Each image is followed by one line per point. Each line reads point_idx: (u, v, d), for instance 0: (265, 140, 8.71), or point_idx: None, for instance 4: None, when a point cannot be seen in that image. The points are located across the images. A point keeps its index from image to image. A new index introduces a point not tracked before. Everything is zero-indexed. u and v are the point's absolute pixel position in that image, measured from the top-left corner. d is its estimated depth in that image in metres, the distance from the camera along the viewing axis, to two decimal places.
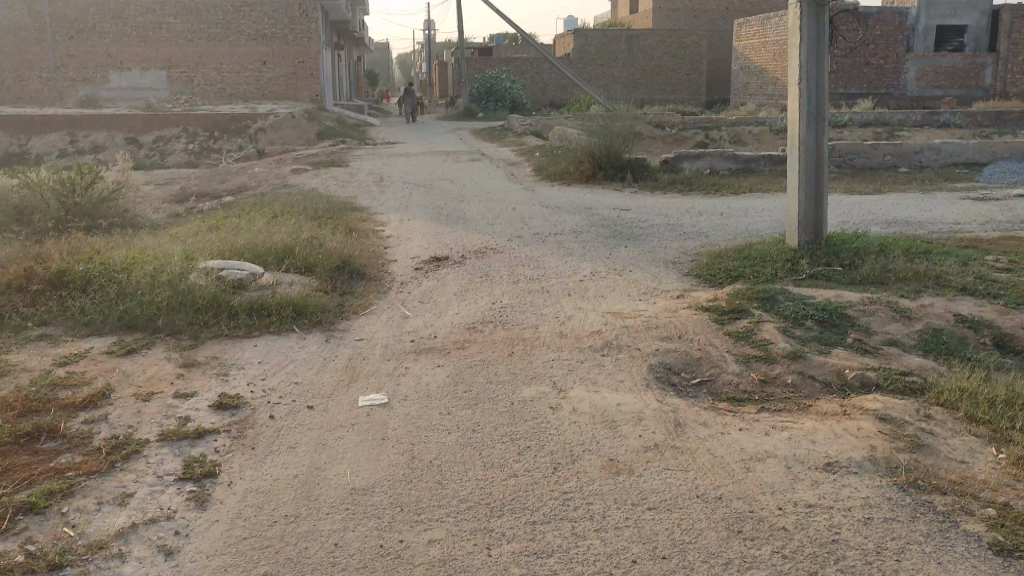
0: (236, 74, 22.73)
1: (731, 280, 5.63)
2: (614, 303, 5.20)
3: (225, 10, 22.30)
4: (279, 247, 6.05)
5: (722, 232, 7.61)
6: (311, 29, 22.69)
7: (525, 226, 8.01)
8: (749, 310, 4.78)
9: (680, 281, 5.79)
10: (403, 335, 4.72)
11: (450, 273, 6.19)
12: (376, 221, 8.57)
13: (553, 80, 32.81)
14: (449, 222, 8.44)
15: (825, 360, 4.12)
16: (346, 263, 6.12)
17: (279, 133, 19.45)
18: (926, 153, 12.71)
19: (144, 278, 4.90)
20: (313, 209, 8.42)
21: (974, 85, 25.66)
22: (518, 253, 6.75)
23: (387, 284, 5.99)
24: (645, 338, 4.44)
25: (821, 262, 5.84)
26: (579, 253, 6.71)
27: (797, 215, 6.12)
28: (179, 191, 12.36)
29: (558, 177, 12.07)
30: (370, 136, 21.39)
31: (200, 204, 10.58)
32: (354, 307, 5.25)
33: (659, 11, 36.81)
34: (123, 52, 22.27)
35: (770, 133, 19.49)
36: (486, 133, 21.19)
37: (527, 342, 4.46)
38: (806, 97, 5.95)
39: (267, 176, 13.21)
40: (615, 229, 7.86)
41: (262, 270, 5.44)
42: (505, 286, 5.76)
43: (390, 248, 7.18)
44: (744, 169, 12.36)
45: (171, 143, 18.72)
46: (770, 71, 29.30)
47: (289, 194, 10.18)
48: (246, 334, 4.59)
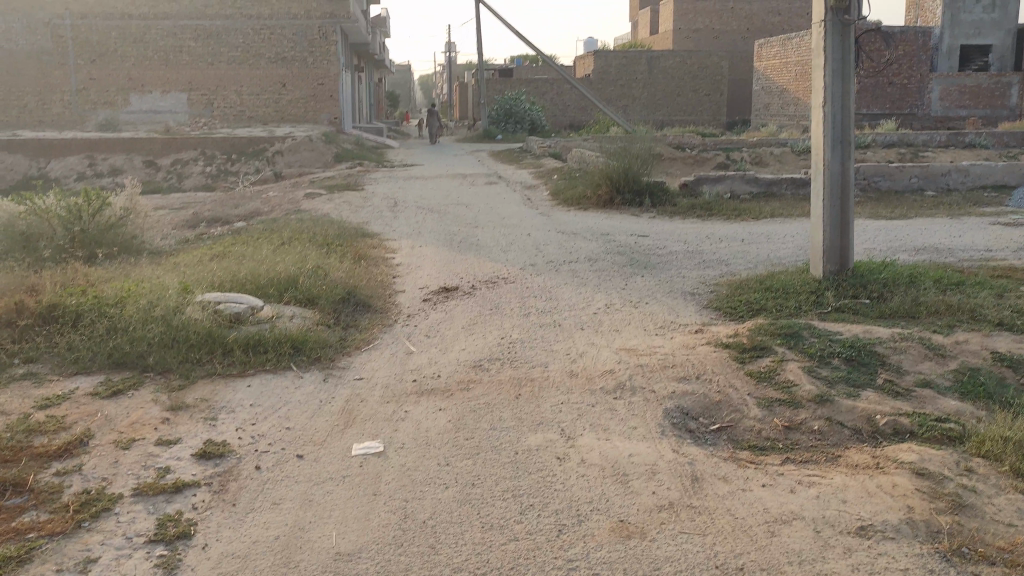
0: (255, 96, 22.72)
1: (752, 313, 5.36)
2: (629, 339, 4.94)
3: (246, 33, 22.34)
4: (283, 278, 5.86)
5: (742, 260, 7.34)
6: (330, 52, 22.67)
7: (539, 254, 7.78)
8: (770, 346, 4.51)
9: (698, 313, 5.53)
10: (406, 373, 4.48)
11: (459, 305, 5.96)
12: (387, 247, 8.38)
13: (572, 102, 32.69)
14: (462, 249, 8.23)
15: (854, 405, 3.85)
16: (351, 294, 5.91)
17: (296, 155, 19.34)
18: (954, 175, 12.37)
19: (137, 312, 4.71)
20: (322, 236, 8.24)
21: (1000, 105, 24.65)
22: (530, 283, 6.52)
23: (393, 316, 5.77)
24: (661, 378, 4.18)
25: (847, 294, 5.56)
26: (593, 283, 6.47)
27: (821, 244, 5.84)
28: (191, 215, 12.25)
29: (575, 201, 11.83)
30: (387, 158, 21.28)
31: (211, 230, 10.44)
32: (356, 343, 5.03)
33: (679, 32, 36.67)
34: (144, 76, 22.34)
35: (793, 154, 19.20)
36: (505, 155, 21.04)
37: (535, 382, 4.21)
38: (831, 120, 5.70)
39: (281, 201, 13.07)
40: (632, 256, 7.61)
41: (261, 303, 5.24)
42: (516, 319, 5.53)
43: (399, 277, 6.96)
44: (766, 193, 12.04)
45: (189, 166, 18.68)
46: (791, 91, 29.02)
47: (301, 219, 10.02)
48: (240, 372, 4.37)
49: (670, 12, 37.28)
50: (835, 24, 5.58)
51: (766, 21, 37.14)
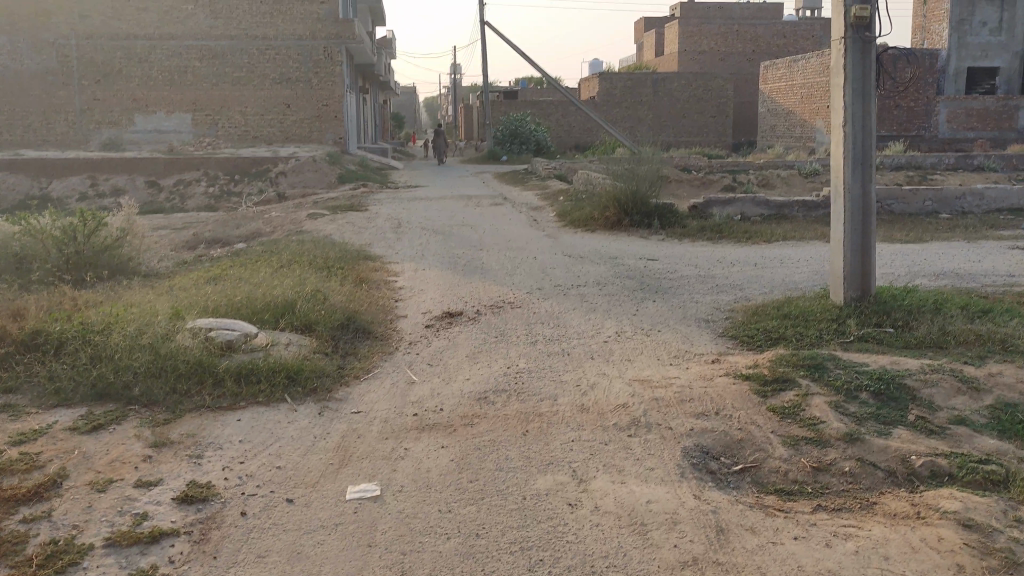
0: (260, 117, 22.59)
1: (770, 343, 5.11)
2: (642, 370, 4.69)
3: (251, 53, 22.25)
4: (281, 303, 5.61)
5: (757, 285, 7.09)
6: (335, 73, 22.57)
7: (545, 277, 7.54)
8: (793, 379, 4.25)
9: (714, 342, 5.28)
10: (407, 406, 4.22)
11: (462, 332, 5.71)
12: (389, 270, 8.14)
13: (577, 123, 32.59)
14: (467, 272, 8.00)
15: (887, 444, 3.58)
16: (350, 320, 5.67)
17: (300, 176, 19.13)
18: (969, 199, 12.11)
19: (123, 339, 4.47)
20: (323, 258, 8.01)
21: (1008, 128, 24.94)
22: (537, 309, 6.27)
23: (394, 344, 5.52)
24: (678, 414, 3.91)
25: (870, 321, 5.30)
26: (602, 309, 6.21)
27: (841, 271, 5.58)
28: (191, 236, 12.03)
29: (581, 224, 11.61)
30: (392, 179, 21.11)
31: (210, 252, 10.20)
32: (354, 373, 4.77)
33: (684, 54, 36.59)
34: (149, 96, 22.23)
35: (799, 176, 19.00)
36: (510, 176, 20.85)
37: (544, 417, 3.95)
38: (851, 141, 5.45)
39: (283, 221, 12.83)
40: (642, 280, 7.36)
41: (256, 330, 5.00)
42: (523, 347, 5.28)
43: (400, 301, 6.72)
44: (777, 215, 11.81)
45: (192, 186, 18.49)
46: (797, 114, 28.86)
47: (302, 240, 9.80)
48: (231, 405, 4.12)
49: (675, 34, 37.23)
50: (857, 41, 5.34)
51: (772, 42, 37.07)
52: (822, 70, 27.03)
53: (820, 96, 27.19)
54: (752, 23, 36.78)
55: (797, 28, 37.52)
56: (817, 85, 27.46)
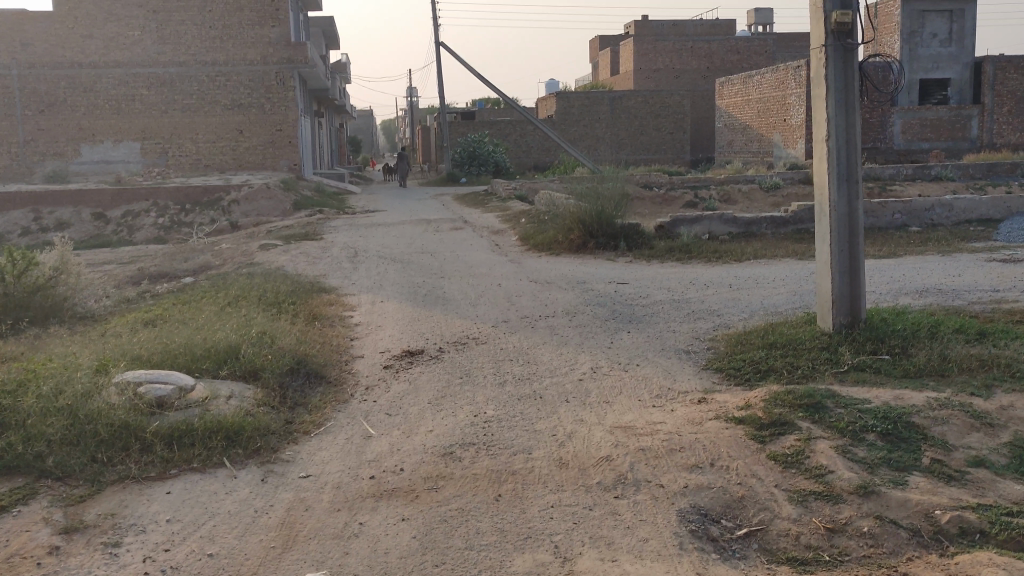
0: (211, 144, 21.96)
1: (760, 376, 4.71)
2: (622, 413, 4.25)
3: (201, 80, 21.63)
4: (223, 349, 5.10)
5: (735, 309, 6.71)
6: (288, 97, 22.00)
7: (512, 307, 7.10)
8: (791, 420, 3.84)
9: (698, 377, 4.87)
10: (363, 467, 3.73)
11: (424, 373, 5.25)
12: (344, 304, 7.66)
13: (536, 143, 32.33)
14: (427, 303, 7.52)
15: (907, 497, 3.17)
16: (300, 365, 5.18)
17: (253, 204, 18.52)
18: (938, 210, 11.89)
19: (37, 401, 3.93)
20: (273, 293, 7.51)
21: (961, 137, 25.22)
22: (504, 343, 5.82)
23: (349, 389, 5.04)
24: (669, 467, 3.48)
25: (864, 348, 4.93)
26: (574, 341, 5.79)
27: (829, 295, 5.19)
28: (136, 271, 11.42)
29: (545, 246, 11.21)
30: (348, 204, 20.59)
31: (155, 288, 9.61)
32: (304, 427, 4.29)
33: (640, 72, 36.56)
34: (96, 125, 21.53)
35: (760, 191, 18.81)
36: (470, 198, 20.43)
37: (517, 476, 3.50)
38: (836, 156, 5.10)
39: (234, 253, 12.28)
40: (614, 307, 6.95)
41: (192, 381, 4.49)
42: (490, 390, 4.81)
43: (356, 339, 6.24)
44: (745, 233, 11.50)
45: (141, 218, 17.80)
46: (753, 128, 28.82)
47: (252, 274, 9.27)
48: (160, 474, 3.61)
49: (630, 52, 37.17)
50: (837, 50, 5.01)
51: (726, 59, 37.14)
52: (777, 84, 27.00)
53: (777, 110, 27.14)
54: (705, 40, 36.84)
55: (750, 44, 37.65)
56: (772, 99, 27.41)
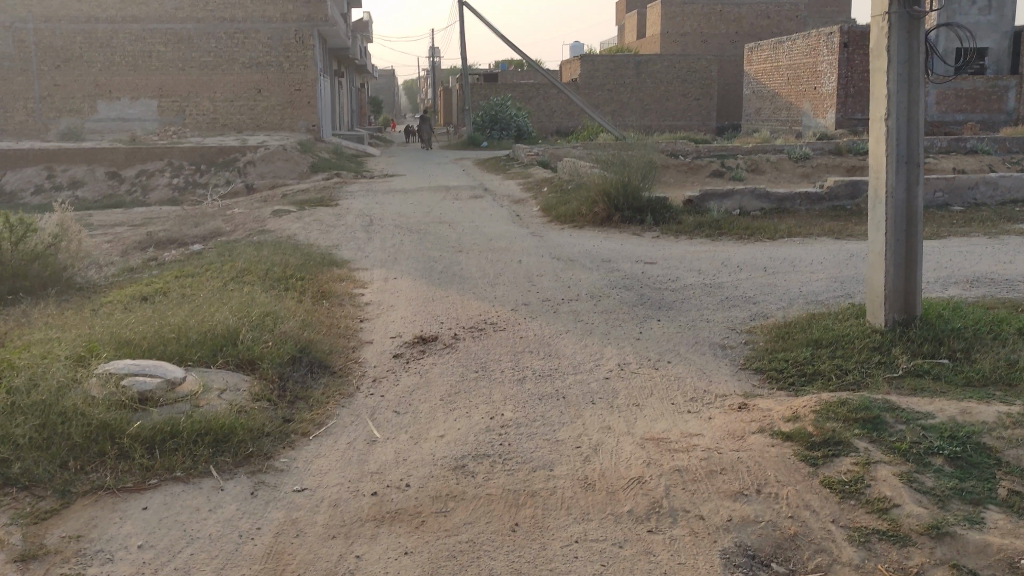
0: (229, 104, 21.53)
1: (806, 380, 4.27)
2: (654, 422, 3.84)
3: (219, 37, 21.13)
4: (220, 335, 4.72)
5: (773, 297, 6.24)
6: (307, 57, 21.47)
7: (533, 288, 6.68)
8: (846, 438, 3.40)
9: (736, 377, 4.44)
10: (366, 481, 3.35)
11: (436, 363, 4.85)
12: (356, 279, 7.27)
13: (559, 107, 31.69)
14: (443, 281, 7.09)
15: (986, 540, 2.74)
16: (303, 352, 4.79)
17: (269, 166, 18.10)
18: (983, 188, 11.32)
19: (6, 400, 3.57)
20: (281, 267, 7.14)
21: (997, 109, 24.25)
22: (525, 331, 5.41)
23: (355, 380, 4.66)
24: (708, 494, 3.08)
25: (920, 349, 4.48)
26: (600, 330, 5.36)
27: (881, 290, 4.74)
28: (146, 235, 11.07)
29: (568, 219, 10.77)
30: (367, 168, 20.19)
31: (163, 255, 9.25)
32: (303, 428, 3.90)
33: (667, 36, 35.70)
34: (113, 81, 21.11)
35: (789, 161, 18.22)
36: (491, 163, 19.95)
37: (537, 499, 3.11)
38: (896, 135, 4.60)
39: (247, 218, 11.90)
40: (642, 291, 6.51)
41: (182, 373, 4.11)
42: (509, 387, 4.41)
43: (366, 320, 5.85)
44: (777, 208, 10.96)
45: (155, 177, 17.45)
46: (782, 96, 28.08)
47: (261, 243, 8.87)
48: (138, 485, 3.23)
49: (658, 15, 36.27)
50: (904, 17, 4.49)
51: (755, 24, 36.10)
52: (808, 51, 26.16)
53: (806, 78, 26.33)
54: (734, 4, 35.82)
55: (780, 10, 36.64)
56: (802, 66, 26.60)
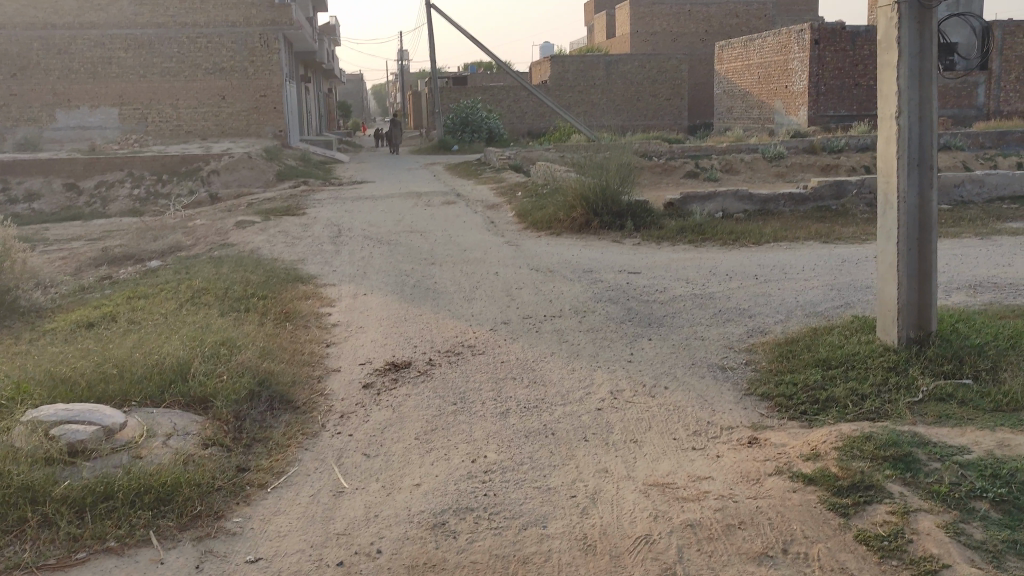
0: (192, 110, 20.92)
1: (818, 409, 3.86)
2: (656, 462, 3.43)
3: (180, 42, 20.53)
4: (169, 369, 4.25)
5: (769, 309, 5.85)
6: (272, 61, 20.92)
7: (512, 304, 6.25)
8: (877, 481, 3.00)
9: (741, 405, 4.04)
10: (331, 546, 2.90)
11: (410, 394, 4.41)
12: (323, 297, 6.80)
13: (530, 109, 31.30)
14: (415, 298, 6.65)
15: None
16: (263, 386, 4.33)
17: (234, 174, 17.53)
18: (969, 186, 11.06)
19: None
20: (242, 286, 6.66)
21: (968, 105, 24.26)
22: (507, 354, 4.98)
23: (321, 416, 4.21)
24: (728, 558, 2.68)
25: (941, 369, 4.10)
26: (588, 352, 4.94)
27: (895, 305, 4.35)
28: (103, 251, 10.51)
29: (544, 225, 10.35)
30: (335, 174, 19.68)
31: (119, 273, 8.73)
32: (261, 479, 3.45)
33: (636, 35, 35.41)
34: (71, 90, 20.42)
35: (764, 160, 17.93)
36: (462, 167, 19.51)
37: (530, 567, 2.69)
38: (907, 136, 4.22)
39: (209, 230, 11.37)
40: (628, 306, 6.10)
41: (122, 417, 3.64)
42: (491, 422, 3.98)
43: (333, 345, 5.39)
44: (761, 210, 10.61)
45: (115, 188, 16.83)
46: (754, 95, 27.85)
47: (223, 258, 8.39)
48: (62, 560, 2.77)
49: (626, 15, 35.98)
50: (914, 7, 4.11)
51: (724, 22, 35.89)
52: (779, 49, 25.97)
53: (778, 76, 26.10)
54: (703, 2, 35.56)
55: (749, 7, 36.47)
56: (773, 64, 26.37)
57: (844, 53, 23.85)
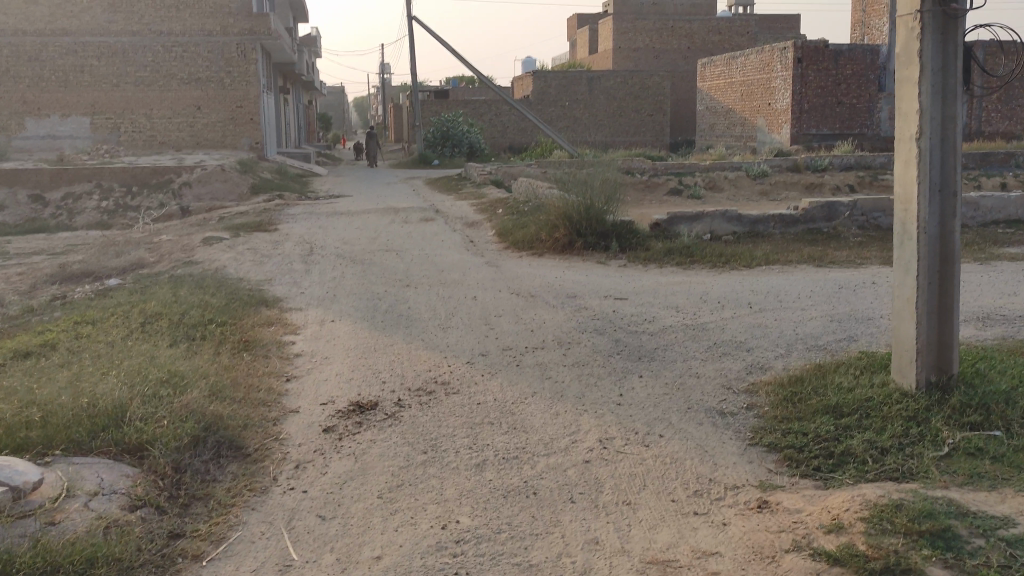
0: (167, 121, 20.35)
1: (834, 465, 3.43)
2: (655, 532, 2.98)
3: (155, 51, 19.99)
4: (103, 414, 3.76)
5: (767, 343, 5.43)
6: (249, 73, 20.43)
7: (491, 334, 5.80)
8: (913, 563, 2.56)
9: (746, 458, 3.61)
10: None
11: (376, 440, 3.95)
12: (287, 323, 6.32)
13: (511, 124, 30.95)
14: (387, 325, 6.18)
15: None
16: (211, 431, 3.85)
17: (207, 187, 16.97)
18: (962, 209, 10.73)
19: None
20: (203, 311, 6.17)
21: None
22: (485, 393, 4.52)
23: (273, 465, 3.73)
24: None
25: (968, 420, 3.68)
26: (573, 392, 4.49)
27: (914, 345, 3.93)
28: (62, 267, 9.94)
29: (526, 244, 9.92)
30: (312, 188, 19.18)
31: (74, 292, 8.19)
32: (195, 549, 2.98)
33: (619, 51, 35.15)
34: (41, 98, 19.83)
35: (748, 177, 17.57)
36: (443, 182, 19.05)
37: None
38: (929, 158, 3.82)
39: (176, 246, 10.84)
40: (616, 337, 5.65)
41: (37, 471, 3.15)
42: (466, 476, 3.51)
43: (295, 380, 4.90)
44: (750, 232, 10.23)
45: (83, 201, 16.24)
46: (736, 112, 27.60)
47: (185, 278, 7.88)
48: None
49: (609, 30, 35.77)
50: (937, 17, 3.72)
51: (706, 40, 35.78)
52: (762, 66, 25.75)
53: (760, 94, 25.87)
54: (686, 20, 35.45)
55: (731, 24, 36.37)
56: (756, 82, 26.16)
57: (828, 72, 23.58)
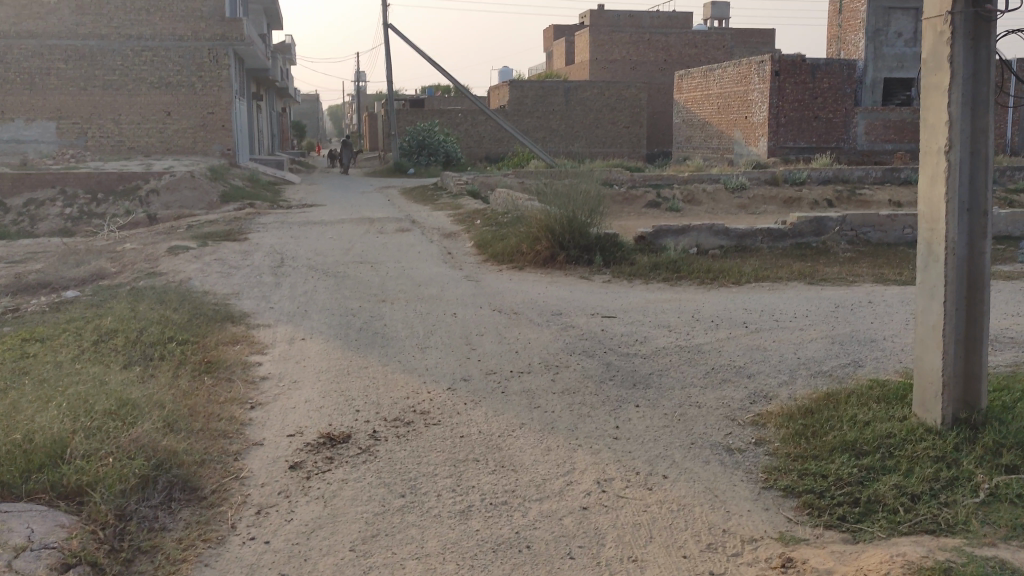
0: (135, 125, 19.77)
1: (861, 513, 3.08)
2: None
3: (125, 54, 19.43)
4: (40, 452, 3.32)
5: (769, 367, 5.08)
6: (220, 78, 19.95)
7: (472, 355, 5.41)
8: None
9: (760, 503, 3.25)
10: None
11: (348, 480, 3.53)
12: (253, 341, 5.89)
13: (487, 133, 30.61)
14: (361, 345, 5.77)
15: None
16: (163, 469, 3.43)
17: (175, 195, 16.42)
18: None
19: None
20: (163, 329, 5.73)
21: None
22: (468, 425, 4.12)
23: (231, 510, 3.31)
24: None
25: (1003, 461, 3.34)
26: (565, 424, 4.11)
27: (940, 378, 3.59)
28: (17, 277, 9.41)
29: (505, 257, 9.54)
30: (284, 196, 18.68)
31: (28, 305, 7.69)
32: None
33: (596, 62, 34.98)
34: (5, 101, 19.20)
35: (727, 189, 17.31)
36: (418, 192, 18.63)
37: None
38: (959, 174, 3.48)
39: (139, 256, 10.34)
40: (606, 360, 5.28)
41: None
42: (450, 526, 3.11)
43: (259, 407, 4.48)
44: (737, 245, 9.94)
45: (45, 207, 15.66)
46: (714, 124, 27.44)
47: (146, 291, 7.41)
48: None
49: (585, 41, 35.63)
50: (970, 19, 3.40)
51: (683, 52, 35.67)
52: (738, 79, 25.61)
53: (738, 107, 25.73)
54: (663, 32, 35.34)
55: (708, 37, 36.25)
56: (733, 94, 26.03)
57: (804, 85, 23.54)
